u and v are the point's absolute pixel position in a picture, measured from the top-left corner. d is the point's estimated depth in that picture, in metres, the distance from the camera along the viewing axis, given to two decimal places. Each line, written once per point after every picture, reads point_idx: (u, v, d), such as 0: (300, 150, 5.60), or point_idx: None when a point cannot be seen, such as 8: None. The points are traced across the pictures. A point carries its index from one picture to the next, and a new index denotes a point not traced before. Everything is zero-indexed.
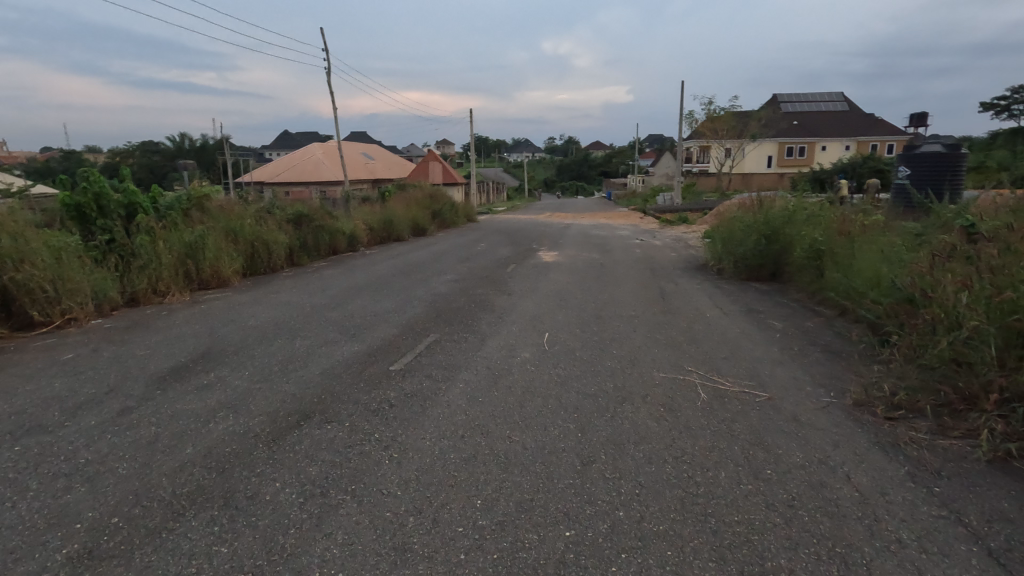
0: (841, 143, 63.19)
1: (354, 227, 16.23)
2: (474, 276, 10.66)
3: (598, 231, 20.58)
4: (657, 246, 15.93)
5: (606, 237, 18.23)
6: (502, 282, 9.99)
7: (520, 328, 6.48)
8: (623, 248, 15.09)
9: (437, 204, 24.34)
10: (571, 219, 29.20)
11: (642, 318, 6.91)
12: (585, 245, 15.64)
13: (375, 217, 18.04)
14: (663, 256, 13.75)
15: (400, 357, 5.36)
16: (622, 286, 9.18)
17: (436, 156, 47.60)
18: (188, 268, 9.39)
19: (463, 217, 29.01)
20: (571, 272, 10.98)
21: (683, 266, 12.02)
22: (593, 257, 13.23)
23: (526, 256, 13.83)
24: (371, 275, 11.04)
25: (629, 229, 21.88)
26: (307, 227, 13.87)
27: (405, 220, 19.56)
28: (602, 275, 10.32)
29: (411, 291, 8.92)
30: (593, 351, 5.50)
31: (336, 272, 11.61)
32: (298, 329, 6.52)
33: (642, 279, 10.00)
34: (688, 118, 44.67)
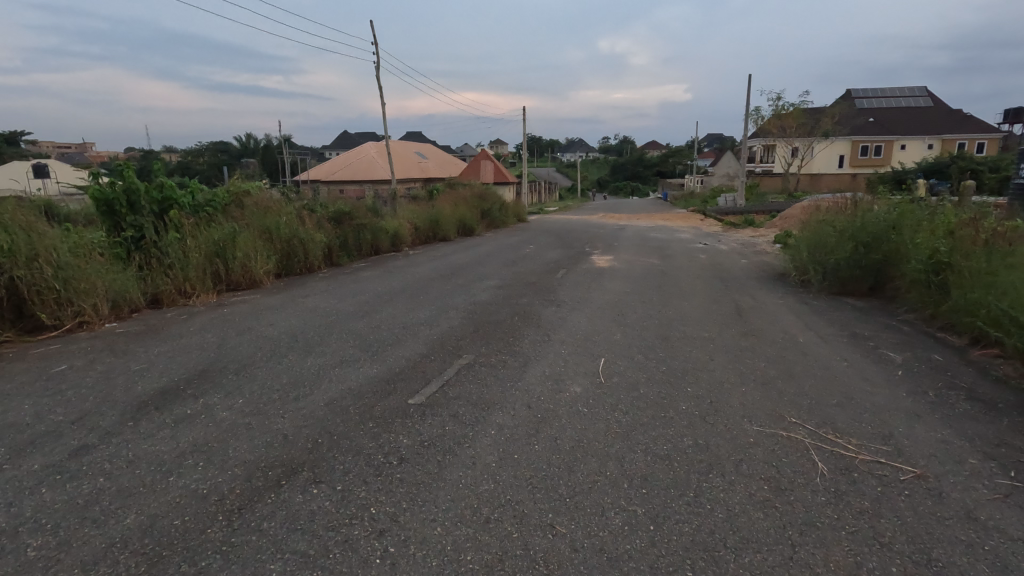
0: (924, 141, 58.29)
1: (398, 226, 15.58)
2: (519, 282, 9.66)
3: (656, 234, 19.16)
4: (724, 252, 14.45)
5: (665, 240, 16.83)
6: (551, 289, 8.94)
7: (568, 350, 5.44)
8: (685, 253, 13.71)
9: (485, 203, 23.48)
10: (626, 220, 27.71)
11: (717, 342, 5.73)
12: (642, 249, 14.35)
13: (420, 216, 17.34)
14: (731, 263, 12.32)
15: (423, 386, 4.43)
16: (689, 299, 7.96)
17: (488, 155, 46.96)
18: (216, 269, 8.86)
19: (513, 217, 28.11)
20: (628, 279, 9.80)
21: (758, 275, 10.60)
22: (652, 263, 11.95)
23: (578, 260, 12.72)
24: (409, 278, 10.25)
25: (689, 232, 20.30)
26: (347, 226, 13.25)
27: (451, 219, 18.79)
28: (664, 285, 9.10)
29: (448, 298, 8.02)
30: (660, 387, 4.40)
31: (374, 275, 10.89)
32: (314, 343, 5.72)
33: (711, 290, 8.74)
34: (753, 115, 42.15)
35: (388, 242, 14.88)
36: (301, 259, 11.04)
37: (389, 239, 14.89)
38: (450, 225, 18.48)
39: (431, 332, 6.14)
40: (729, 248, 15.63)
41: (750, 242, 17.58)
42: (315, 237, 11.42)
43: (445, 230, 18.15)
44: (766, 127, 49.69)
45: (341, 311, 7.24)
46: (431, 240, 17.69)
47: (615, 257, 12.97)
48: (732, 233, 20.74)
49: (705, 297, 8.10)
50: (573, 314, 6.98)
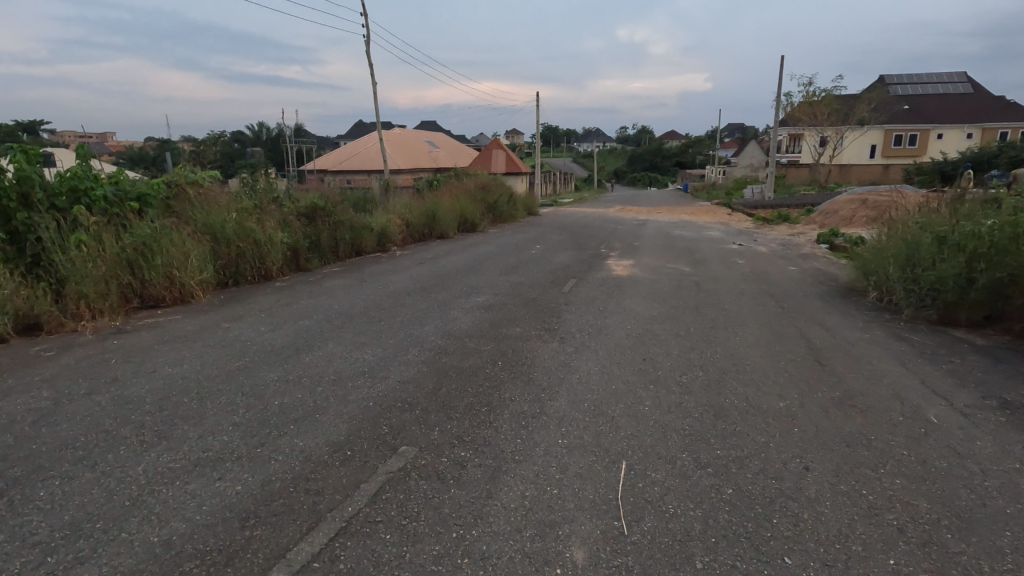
0: (964, 130, 54.74)
1: (386, 223, 13.63)
2: (515, 298, 7.65)
3: (681, 232, 16.96)
4: (764, 256, 12.26)
5: (693, 240, 14.67)
6: (554, 311, 6.91)
7: (569, 439, 3.44)
8: (718, 258, 11.56)
9: (491, 195, 21.39)
10: (644, 214, 25.42)
11: (804, 422, 3.69)
12: (668, 252, 12.20)
13: (414, 211, 15.34)
14: (777, 271, 10.14)
15: (302, 538, 2.48)
16: (740, 330, 5.89)
17: (499, 144, 44.77)
18: (131, 281, 7.03)
19: (522, 210, 25.99)
20: (654, 295, 7.75)
21: (817, 289, 8.45)
22: (683, 271, 9.83)
23: (591, 265, 10.65)
24: (381, 290, 8.30)
25: (717, 229, 18.03)
26: (321, 222, 11.31)
27: (450, 213, 16.75)
28: (702, 306, 7.03)
29: (416, 327, 6.04)
30: (731, 552, 2.39)
31: (342, 284, 8.96)
32: (187, 413, 3.80)
33: (764, 314, 6.66)
34: (782, 101, 39.37)
35: (372, 242, 12.92)
36: (255, 265, 9.15)
37: (374, 237, 12.95)
38: (449, 220, 16.45)
39: (369, 392, 4.19)
40: (768, 249, 13.40)
41: (790, 241, 15.27)
42: (274, 239, 9.52)
43: (442, 226, 16.15)
44: (795, 115, 46.71)
45: (264, 348, 5.31)
46: (427, 237, 15.71)
47: (635, 262, 10.87)
48: (765, 231, 18.42)
49: (761, 327, 6.03)
50: (581, 358, 4.97)
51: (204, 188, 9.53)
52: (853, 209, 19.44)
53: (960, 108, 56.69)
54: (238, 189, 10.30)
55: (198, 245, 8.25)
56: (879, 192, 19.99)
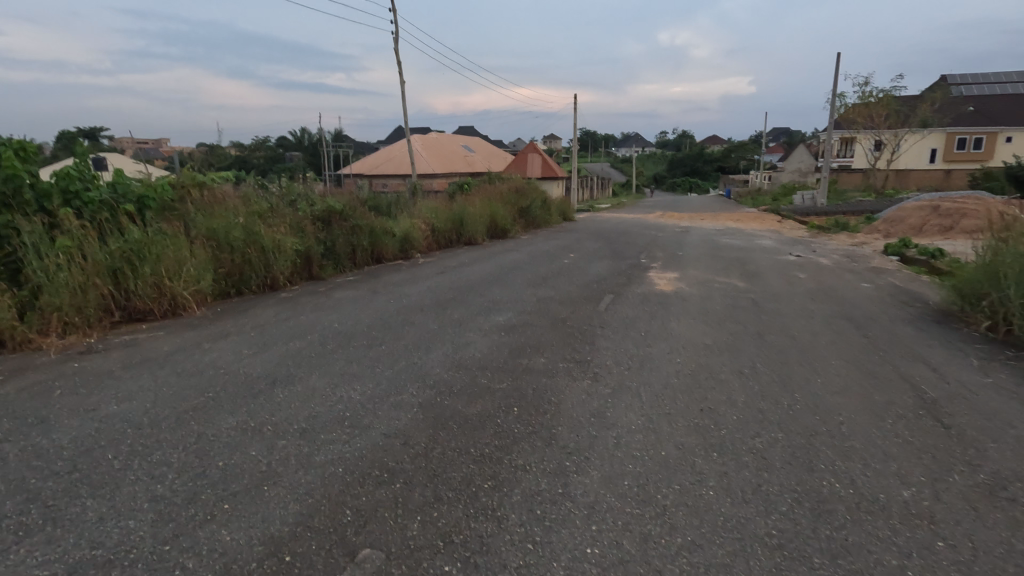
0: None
1: (410, 228, 12.80)
2: (543, 317, 6.62)
3: (729, 241, 15.57)
4: (828, 268, 10.86)
5: (744, 250, 13.32)
6: (587, 334, 5.86)
7: (600, 550, 2.38)
8: (776, 271, 10.26)
9: (523, 199, 20.44)
10: (687, 221, 23.95)
11: (948, 530, 2.53)
12: (718, 264, 10.93)
13: (441, 215, 14.48)
14: (848, 287, 8.77)
15: None
16: (821, 368, 4.71)
17: (536, 147, 43.79)
18: (115, 293, 6.33)
19: (557, 215, 24.95)
20: (707, 317, 6.60)
21: (903, 312, 7.10)
22: (738, 286, 8.61)
23: (631, 277, 9.52)
24: (394, 303, 7.42)
25: (770, 238, 16.52)
26: (338, 227, 10.54)
27: (479, 219, 15.85)
28: (767, 332, 5.83)
29: (422, 354, 5.09)
30: None
31: (353, 296, 8.13)
32: (104, 477, 2.93)
33: (847, 345, 5.43)
34: (836, 101, 37.06)
35: (395, 248, 12.11)
36: (261, 274, 8.42)
37: (397, 244, 12.14)
38: (477, 226, 15.54)
39: (343, 451, 3.25)
40: (831, 261, 11.93)
41: (855, 252, 13.70)
42: (283, 245, 8.78)
43: (471, 231, 15.25)
44: (850, 116, 44.02)
45: (238, 379, 4.46)
46: (454, 244, 14.83)
47: (681, 275, 9.66)
48: (823, 240, 16.79)
49: (846, 365, 4.83)
50: (620, 407, 3.91)
51: (212, 190, 8.88)
52: (923, 217, 17.58)
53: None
54: (250, 191, 9.64)
55: (198, 252, 7.55)
56: (952, 198, 18.08)
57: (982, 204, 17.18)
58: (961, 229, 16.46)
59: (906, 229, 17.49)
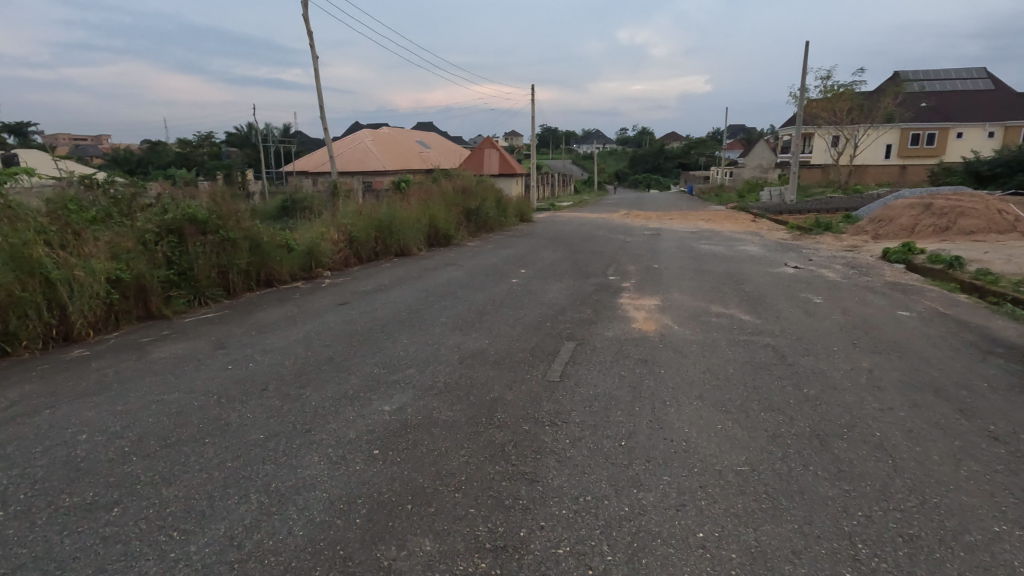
0: (986, 128, 51.31)
1: (316, 238, 10.02)
2: (458, 399, 4.08)
3: (708, 247, 13.35)
4: (840, 286, 8.69)
5: (729, 261, 11.13)
6: (524, 447, 3.34)
7: None
8: (782, 292, 8.01)
9: (472, 200, 17.82)
10: (655, 222, 21.88)
11: None
12: (709, 283, 8.64)
13: (362, 221, 11.73)
14: (887, 318, 6.54)
15: None
16: (980, 558, 2.34)
17: (493, 143, 41.17)
18: None
19: (513, 216, 22.46)
20: (720, 390, 4.20)
21: (991, 365, 4.86)
22: (744, 320, 6.30)
23: (597, 307, 7.09)
24: (233, 370, 4.74)
25: (752, 243, 14.44)
26: (201, 243, 7.70)
27: (414, 224, 13.15)
28: (828, 432, 3.47)
29: (182, 538, 2.48)
30: None
31: (186, 352, 5.37)
32: None
33: (979, 464, 3.09)
34: (801, 93, 35.77)
35: (293, 266, 9.33)
36: (43, 321, 5.57)
37: (295, 260, 9.36)
38: (412, 233, 12.85)
39: None
40: (838, 275, 9.79)
41: (855, 260, 11.67)
42: (90, 275, 5.97)
43: (403, 239, 12.55)
44: (812, 112, 43.01)
45: None
46: (381, 256, 12.09)
47: (663, 303, 7.29)
48: (810, 244, 14.80)
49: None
50: None
51: None
52: (915, 217, 15.84)
53: (986, 105, 52.89)
54: (56, 196, 6.73)
55: None
56: (942, 195, 16.48)
57: (979, 201, 15.52)
58: (959, 229, 14.73)
59: (898, 230, 15.71)
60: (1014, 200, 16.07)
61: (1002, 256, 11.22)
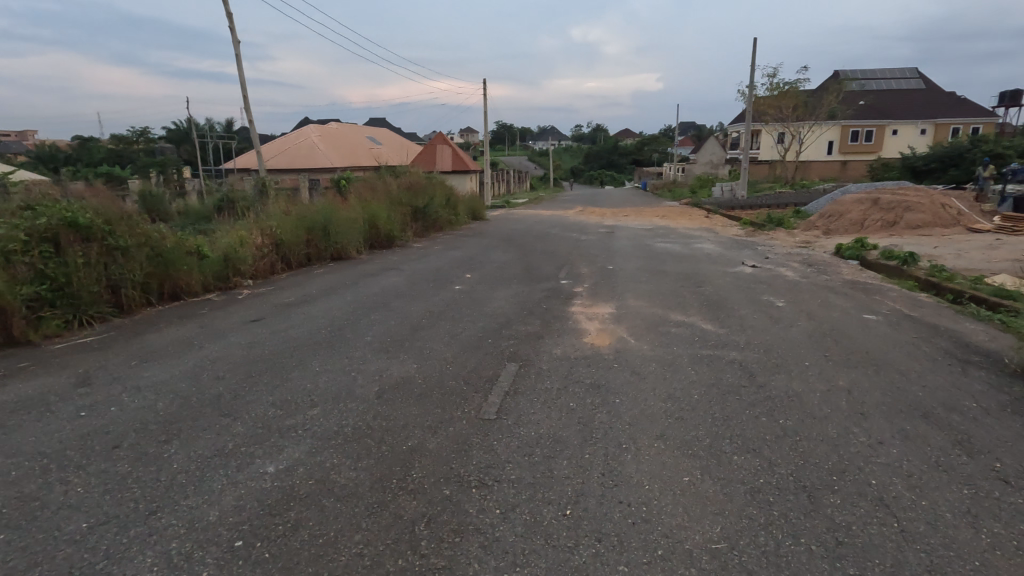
0: (919, 126, 53.76)
1: (234, 243, 8.92)
2: (366, 450, 3.27)
3: (664, 245, 12.91)
4: (800, 286, 8.31)
5: (685, 260, 10.67)
6: (441, 524, 2.57)
7: None
8: (743, 295, 7.50)
9: (419, 198, 16.86)
10: (610, 219, 21.48)
11: None
12: (666, 286, 8.06)
13: (291, 223, 10.64)
14: (852, 324, 6.10)
15: None
16: None
17: (445, 139, 40.03)
18: None
19: (465, 214, 21.59)
20: (684, 425, 3.54)
21: (971, 379, 4.41)
22: (706, 331, 5.73)
23: (546, 317, 6.38)
24: (86, 418, 3.76)
25: (707, 240, 14.12)
26: (83, 253, 6.52)
27: (351, 225, 12.11)
28: (815, 483, 2.83)
29: None
30: None
31: (37, 391, 4.33)
32: None
33: (998, 523, 2.52)
34: (748, 90, 36.26)
35: (206, 276, 8.21)
36: None
37: (208, 268, 8.26)
38: (349, 235, 11.83)
39: None
40: (795, 274, 9.45)
41: (810, 256, 11.43)
42: None
43: (339, 242, 11.51)
44: (760, 109, 43.85)
45: None
46: (315, 260, 11.03)
47: (617, 310, 6.65)
48: (764, 240, 14.59)
49: None
50: None
51: None
52: (864, 212, 15.94)
53: (918, 103, 55.45)
54: None
55: None
56: (888, 190, 16.67)
57: (924, 196, 15.74)
58: (906, 224, 14.84)
59: (847, 225, 15.75)
60: (955, 195, 16.40)
61: (951, 251, 11.19)
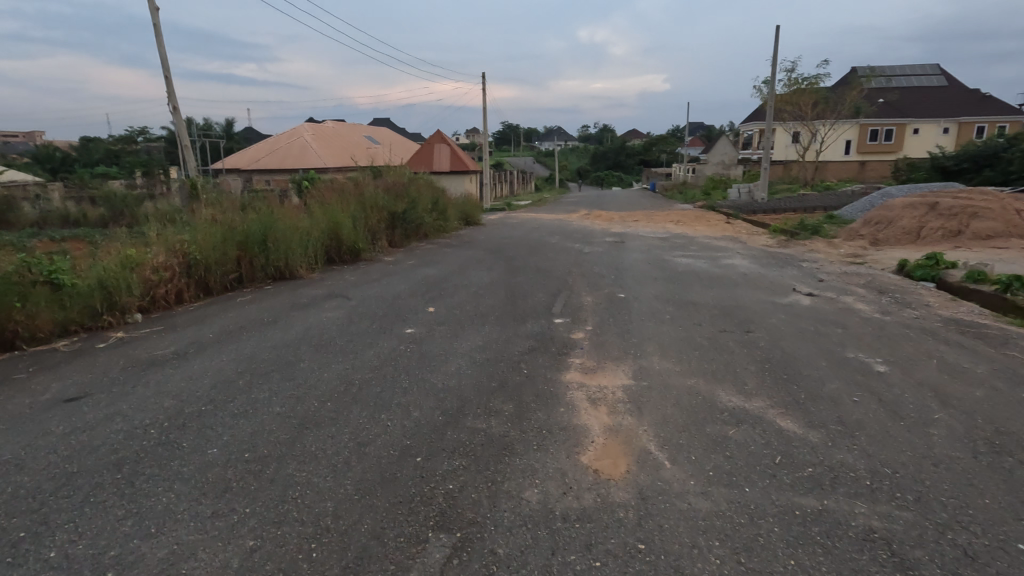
0: (941, 124, 51.00)
1: (114, 266, 6.62)
2: None
3: (686, 261, 10.56)
4: (889, 330, 5.94)
5: (719, 284, 8.31)
6: None
7: None
8: (818, 349, 5.13)
9: (398, 202, 14.55)
10: (619, 224, 19.09)
11: None
12: (702, 332, 5.71)
13: (214, 235, 8.33)
14: (1021, 417, 3.73)
15: None
16: None
17: (443, 138, 37.56)
18: None
19: (457, 219, 19.29)
20: None
21: None
22: (789, 439, 3.37)
23: (523, 397, 4.07)
24: None
25: (737, 253, 11.76)
26: None
27: (299, 235, 9.75)
28: None
29: None
30: None
31: None
32: None
33: None
34: (765, 85, 33.73)
35: (62, 313, 5.95)
36: None
37: (65, 302, 5.98)
38: (298, 249, 9.50)
39: None
40: (869, 306, 7.09)
41: (873, 278, 9.06)
42: None
43: (282, 258, 9.18)
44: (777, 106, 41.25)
45: None
46: (248, 282, 8.72)
47: (635, 383, 4.32)
48: (805, 254, 12.16)
49: None
50: None
51: None
52: (920, 219, 13.51)
53: (942, 100, 52.50)
54: None
55: None
56: (945, 194, 14.23)
57: (992, 201, 13.28)
58: (974, 234, 12.40)
59: (901, 234, 13.34)
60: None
61: None
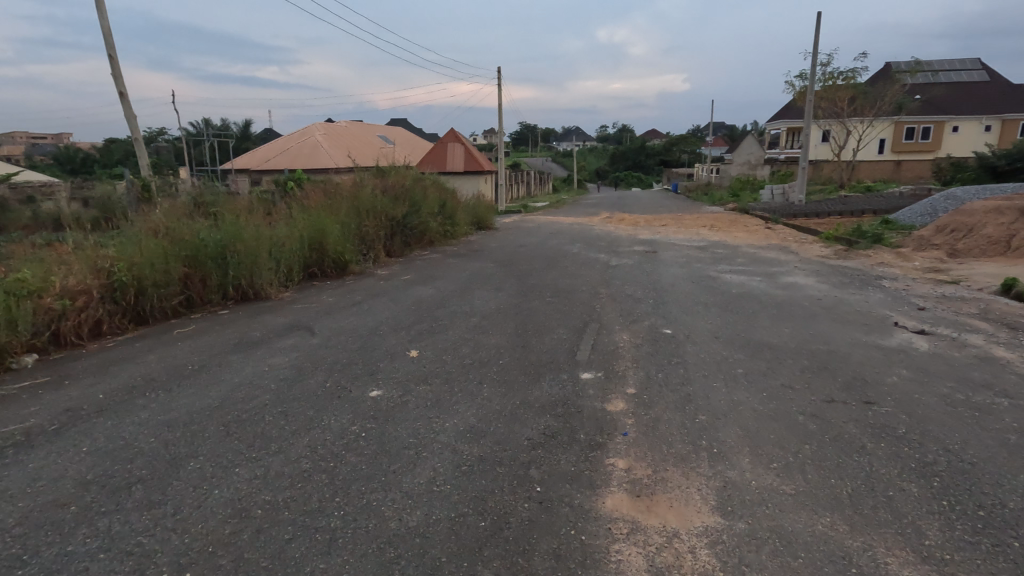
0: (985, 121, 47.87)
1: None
2: None
3: (737, 278, 8.67)
4: None
5: (789, 314, 6.43)
6: None
7: None
8: (997, 445, 3.26)
9: (398, 205, 12.86)
10: (647, 229, 17.16)
11: None
12: (799, 404, 3.87)
13: (153, 248, 6.70)
14: None
15: None
16: None
17: (456, 137, 35.85)
18: None
19: (466, 224, 17.53)
20: None
21: None
22: None
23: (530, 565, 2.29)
24: None
25: (795, 267, 9.82)
26: None
27: (268, 246, 8.09)
28: None
29: None
30: None
31: None
32: None
33: None
34: (801, 79, 31.36)
35: None
36: None
37: None
38: (265, 263, 7.84)
39: None
40: (1012, 352, 5.15)
41: (987, 305, 7.06)
42: None
43: (244, 275, 7.52)
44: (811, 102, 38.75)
45: None
46: (199, 305, 7.09)
47: (725, 529, 2.51)
48: (875, 268, 10.16)
49: None
50: None
51: None
52: (1009, 226, 11.37)
53: (988, 96, 49.16)
54: None
55: None
56: None
57: None
58: None
59: (987, 244, 11.23)
60: None
61: None
